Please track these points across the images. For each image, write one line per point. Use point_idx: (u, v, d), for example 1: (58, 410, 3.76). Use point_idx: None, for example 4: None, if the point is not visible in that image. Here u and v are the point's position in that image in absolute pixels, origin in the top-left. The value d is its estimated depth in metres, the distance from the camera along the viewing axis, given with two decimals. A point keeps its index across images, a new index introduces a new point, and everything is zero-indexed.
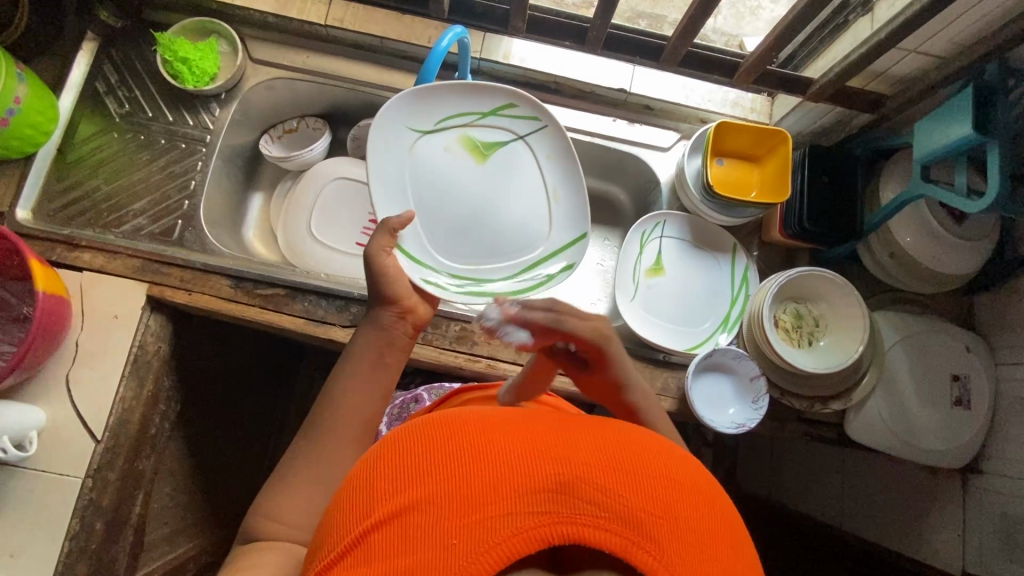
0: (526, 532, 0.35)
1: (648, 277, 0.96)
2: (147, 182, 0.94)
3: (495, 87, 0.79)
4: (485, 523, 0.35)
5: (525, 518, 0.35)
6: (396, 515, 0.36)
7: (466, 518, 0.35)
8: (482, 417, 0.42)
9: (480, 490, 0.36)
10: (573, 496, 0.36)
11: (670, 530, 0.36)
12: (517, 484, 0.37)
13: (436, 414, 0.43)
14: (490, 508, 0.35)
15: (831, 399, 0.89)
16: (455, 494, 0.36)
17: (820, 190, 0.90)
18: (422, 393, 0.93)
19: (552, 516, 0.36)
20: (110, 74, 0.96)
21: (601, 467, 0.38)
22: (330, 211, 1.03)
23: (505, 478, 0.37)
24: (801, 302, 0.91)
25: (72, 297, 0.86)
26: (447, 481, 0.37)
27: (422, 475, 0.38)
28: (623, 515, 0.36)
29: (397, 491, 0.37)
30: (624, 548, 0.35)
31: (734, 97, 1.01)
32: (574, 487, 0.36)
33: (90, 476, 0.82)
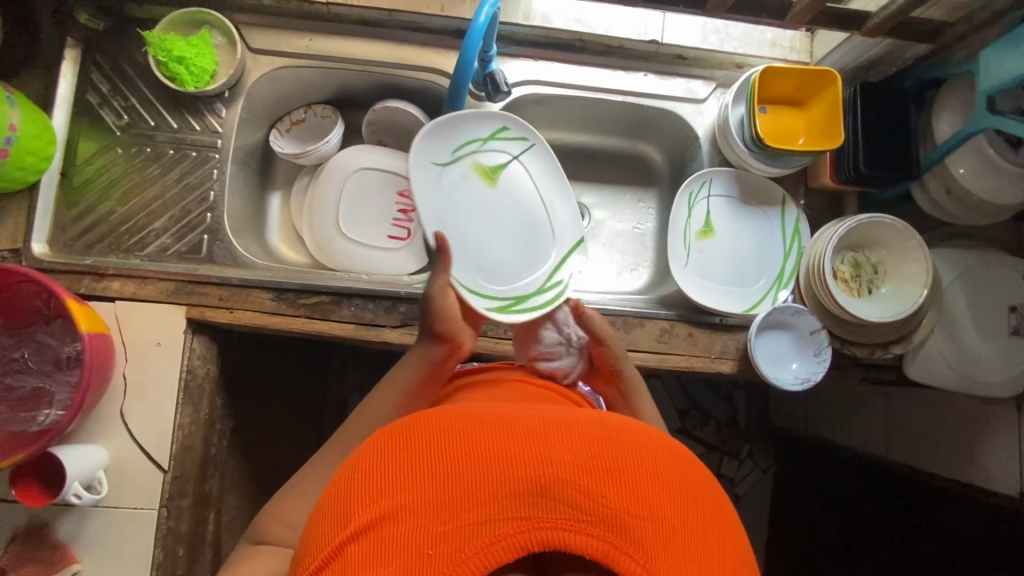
0: (503, 539, 0.42)
1: (697, 238, 0.93)
2: (163, 198, 0.88)
3: (488, 112, 0.84)
4: (467, 530, 0.42)
5: (502, 526, 0.42)
6: (377, 525, 0.43)
7: (445, 527, 0.42)
8: (459, 426, 0.49)
9: (465, 500, 0.43)
10: (549, 501, 0.43)
11: (642, 530, 0.43)
12: (498, 498, 0.43)
13: (426, 421, 0.50)
14: (468, 516, 0.42)
15: (891, 343, 0.88)
16: (436, 505, 0.43)
17: (873, 128, 0.87)
18: None
19: (529, 520, 0.42)
20: (101, 83, 0.88)
21: (576, 471, 0.45)
22: (355, 206, 0.98)
23: (489, 489, 0.44)
24: (858, 250, 0.88)
25: (112, 330, 0.82)
26: (430, 493, 0.44)
27: (407, 488, 0.44)
28: (595, 517, 0.43)
29: (378, 503, 0.44)
30: (596, 546, 0.42)
31: (771, 37, 0.94)
32: (548, 493, 0.43)
33: (165, 505, 0.81)
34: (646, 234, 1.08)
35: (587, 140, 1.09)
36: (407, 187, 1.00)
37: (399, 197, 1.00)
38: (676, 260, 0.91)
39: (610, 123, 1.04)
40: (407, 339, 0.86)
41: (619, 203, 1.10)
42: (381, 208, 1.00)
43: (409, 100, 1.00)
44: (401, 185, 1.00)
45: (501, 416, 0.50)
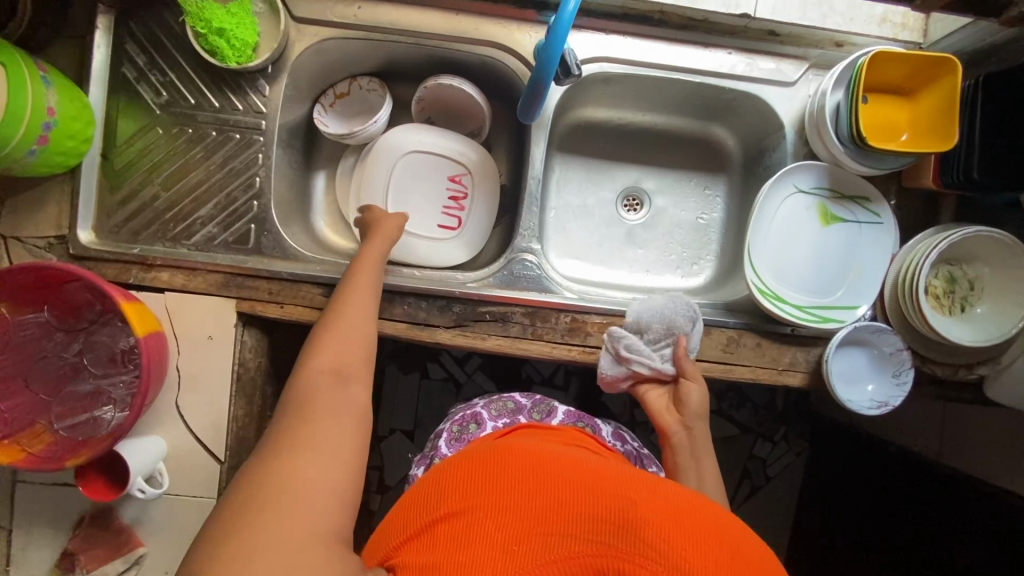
0: (578, 560, 0.44)
1: (824, 245, 0.85)
2: (207, 183, 0.83)
3: (871, 183, 0.82)
4: (548, 540, 0.45)
5: (581, 547, 0.44)
6: (465, 514, 0.47)
7: (528, 531, 0.46)
8: (551, 456, 0.53)
9: (549, 513, 0.46)
10: (629, 535, 0.45)
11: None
12: (579, 521, 0.46)
13: (522, 443, 0.55)
14: (551, 528, 0.46)
15: (976, 364, 0.83)
16: (523, 511, 0.47)
17: (994, 125, 0.76)
18: (483, 411, 0.82)
19: (606, 550, 0.44)
20: (137, 55, 0.82)
21: (658, 515, 0.46)
22: (404, 191, 0.92)
23: (572, 511, 0.47)
24: (954, 264, 0.80)
25: (163, 322, 0.80)
26: (518, 499, 0.48)
27: (497, 490, 0.49)
28: (672, 557, 0.43)
29: (469, 497, 0.49)
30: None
31: (880, 11, 0.82)
32: (629, 528, 0.45)
33: (223, 494, 0.83)
34: (711, 226, 1.00)
35: (651, 120, 1.00)
36: (459, 171, 0.94)
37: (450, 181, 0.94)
38: (754, 264, 0.83)
39: (681, 102, 0.94)
40: (462, 341, 0.83)
41: (683, 191, 1.01)
42: (431, 193, 0.94)
43: (463, 76, 0.91)
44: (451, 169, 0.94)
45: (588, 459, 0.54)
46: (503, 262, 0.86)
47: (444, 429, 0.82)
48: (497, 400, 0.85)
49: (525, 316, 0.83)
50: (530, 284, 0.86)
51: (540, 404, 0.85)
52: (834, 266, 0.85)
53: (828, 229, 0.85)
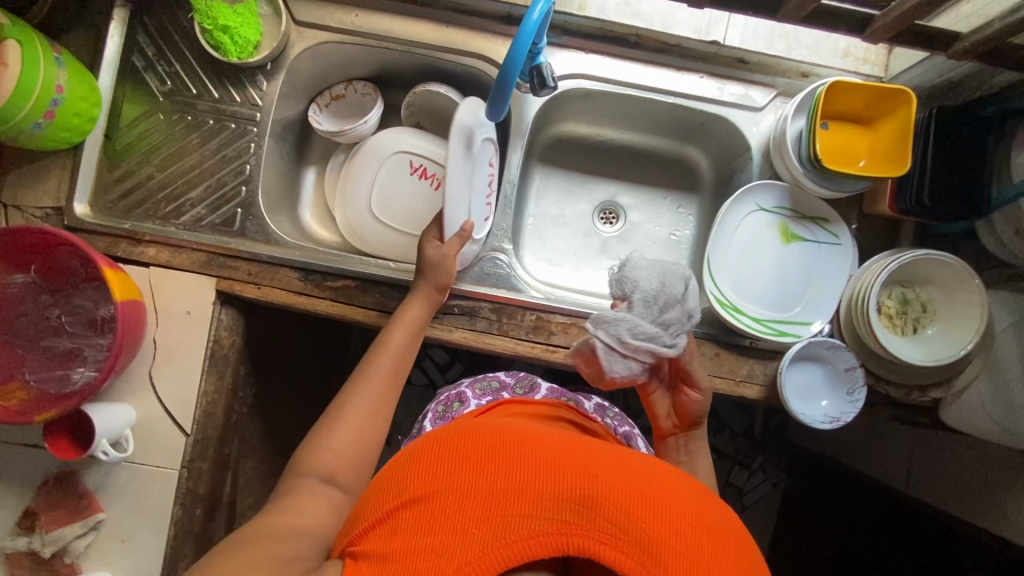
0: (542, 537, 0.46)
1: (784, 262, 0.88)
2: (200, 168, 0.88)
3: (828, 205, 0.86)
4: (512, 521, 0.46)
5: (541, 526, 0.47)
6: (428, 500, 0.48)
7: (489, 515, 0.47)
8: (513, 435, 0.54)
9: (511, 495, 0.48)
10: (584, 514, 0.47)
11: (664, 552, 0.46)
12: (542, 501, 0.48)
13: (485, 423, 0.56)
14: (512, 509, 0.47)
15: (930, 387, 0.85)
16: (485, 496, 0.48)
17: (945, 156, 0.80)
18: (467, 390, 0.85)
19: (569, 525, 0.47)
20: (147, 47, 0.88)
21: (618, 492, 0.49)
22: (389, 189, 0.97)
23: (535, 491, 0.48)
24: (908, 286, 0.83)
25: (145, 295, 0.84)
26: (480, 485, 0.49)
27: (460, 477, 0.49)
28: (623, 535, 0.46)
29: (433, 481, 0.50)
30: (620, 560, 0.46)
31: (844, 46, 0.87)
32: (586, 508, 0.47)
33: (185, 467, 0.85)
34: (683, 242, 1.04)
35: (631, 138, 1.04)
36: (441, 173, 0.98)
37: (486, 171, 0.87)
38: (713, 275, 0.87)
39: (658, 122, 0.99)
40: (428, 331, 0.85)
41: (658, 207, 1.05)
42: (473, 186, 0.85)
43: (451, 85, 0.96)
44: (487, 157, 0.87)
45: (549, 435, 0.56)
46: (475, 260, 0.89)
47: (430, 407, 0.85)
48: (483, 380, 0.87)
49: (491, 311, 0.86)
50: (499, 282, 0.89)
51: (525, 381, 0.88)
52: (793, 283, 0.88)
53: (788, 246, 0.88)
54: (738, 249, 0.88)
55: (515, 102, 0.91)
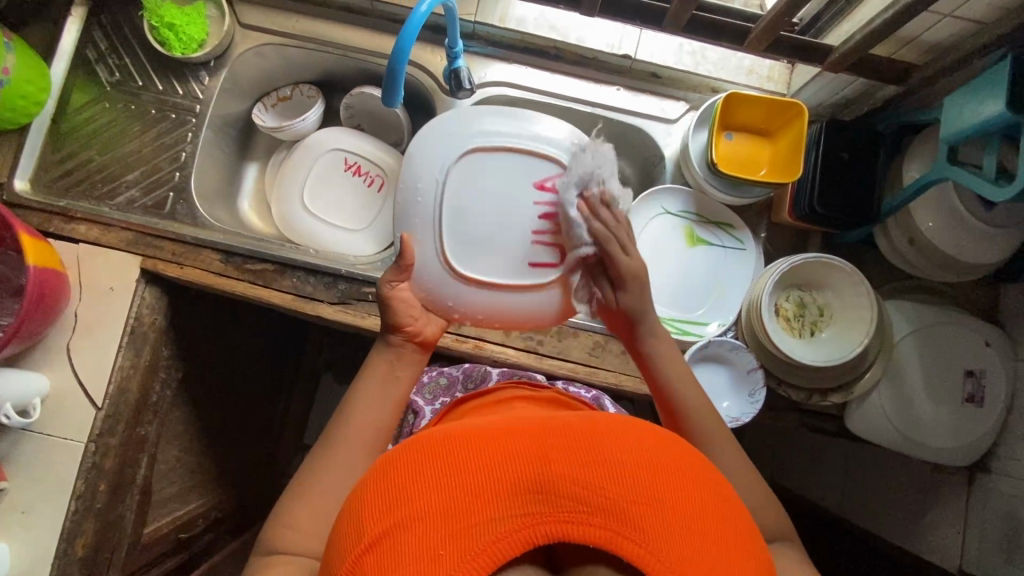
0: (514, 534, 0.37)
1: (692, 264, 0.91)
2: (140, 153, 0.94)
3: (731, 210, 0.90)
4: (477, 529, 0.37)
5: (509, 522, 0.37)
6: (383, 537, 0.37)
7: (451, 529, 0.37)
8: (464, 429, 0.44)
9: (470, 499, 0.38)
10: (553, 496, 0.38)
11: (648, 516, 0.38)
12: (503, 492, 0.38)
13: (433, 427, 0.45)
14: (476, 516, 0.37)
15: (831, 391, 0.85)
16: (440, 507, 0.38)
17: (838, 167, 0.85)
18: (418, 399, 0.86)
19: (539, 514, 0.38)
20: (100, 41, 0.95)
21: (588, 464, 0.40)
22: (323, 184, 1.02)
23: (494, 484, 0.39)
24: (806, 290, 0.86)
25: (70, 269, 0.87)
26: (435, 497, 0.38)
27: (411, 496, 0.39)
28: (600, 508, 0.38)
29: (383, 513, 0.39)
30: (601, 536, 0.37)
31: (749, 64, 0.93)
32: (553, 487, 0.38)
33: (92, 440, 0.85)
34: None
35: None
36: (374, 171, 1.03)
37: (538, 194, 0.58)
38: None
39: None
40: (341, 316, 0.88)
41: None
42: (505, 211, 0.58)
43: None
44: (542, 173, 0.58)
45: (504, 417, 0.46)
46: (393, 250, 0.95)
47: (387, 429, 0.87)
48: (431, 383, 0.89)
49: None
50: None
51: (476, 374, 0.88)
52: (699, 285, 0.90)
53: (695, 249, 0.91)
54: (647, 250, 0.91)
55: (442, 105, 0.95)
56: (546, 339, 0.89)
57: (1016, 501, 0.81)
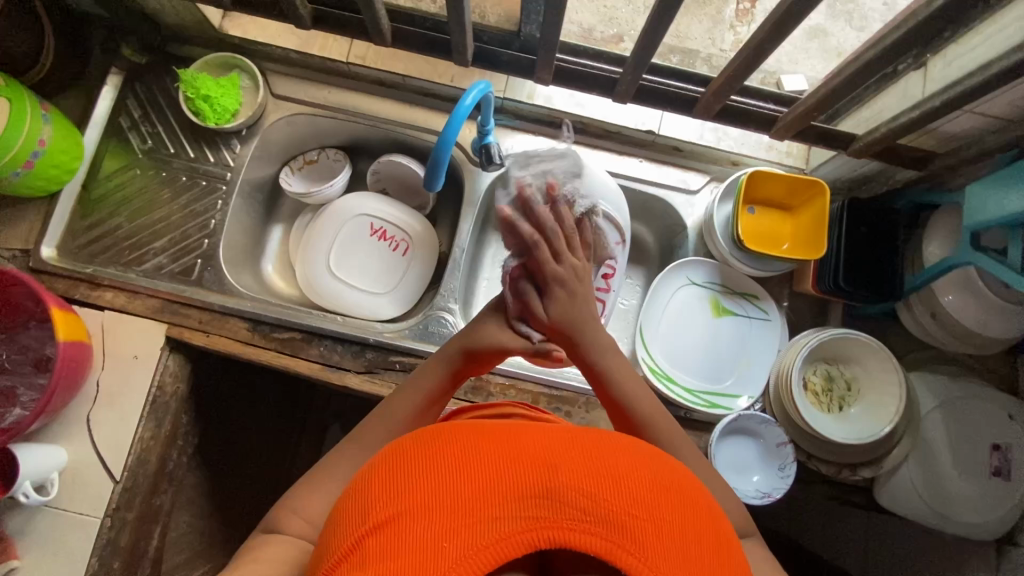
0: (514, 536, 0.36)
1: (717, 334, 0.92)
2: (168, 220, 0.94)
3: (755, 282, 0.92)
4: (478, 526, 0.36)
5: (514, 523, 0.36)
6: (391, 524, 0.37)
7: (457, 522, 0.36)
8: (471, 433, 0.44)
9: (475, 497, 0.38)
10: (557, 501, 0.37)
11: (648, 532, 0.37)
12: (505, 493, 0.38)
13: (439, 430, 0.45)
14: (480, 513, 0.37)
15: (861, 466, 0.85)
16: (447, 501, 0.38)
17: (858, 243, 0.87)
18: None
19: (540, 520, 0.37)
20: (134, 109, 0.96)
21: (588, 473, 0.39)
22: (349, 248, 1.02)
23: (498, 486, 0.38)
24: (833, 364, 0.87)
25: (94, 338, 0.87)
26: (445, 492, 0.38)
27: (421, 489, 0.39)
28: (604, 519, 0.37)
29: (391, 503, 0.39)
30: (603, 547, 0.36)
31: (768, 140, 0.96)
32: (557, 493, 0.37)
33: (109, 515, 0.83)
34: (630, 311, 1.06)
35: None
36: (400, 235, 1.04)
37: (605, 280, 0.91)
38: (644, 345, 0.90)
39: None
40: (368, 386, 0.87)
41: None
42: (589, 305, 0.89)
43: (414, 157, 1.04)
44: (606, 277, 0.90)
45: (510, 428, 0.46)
46: (420, 317, 0.94)
47: None
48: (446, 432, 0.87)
49: None
50: (442, 341, 0.92)
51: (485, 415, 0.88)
52: (725, 355, 0.91)
53: (719, 319, 0.92)
54: (671, 320, 0.92)
55: (469, 175, 0.97)
56: (574, 411, 0.88)
57: None
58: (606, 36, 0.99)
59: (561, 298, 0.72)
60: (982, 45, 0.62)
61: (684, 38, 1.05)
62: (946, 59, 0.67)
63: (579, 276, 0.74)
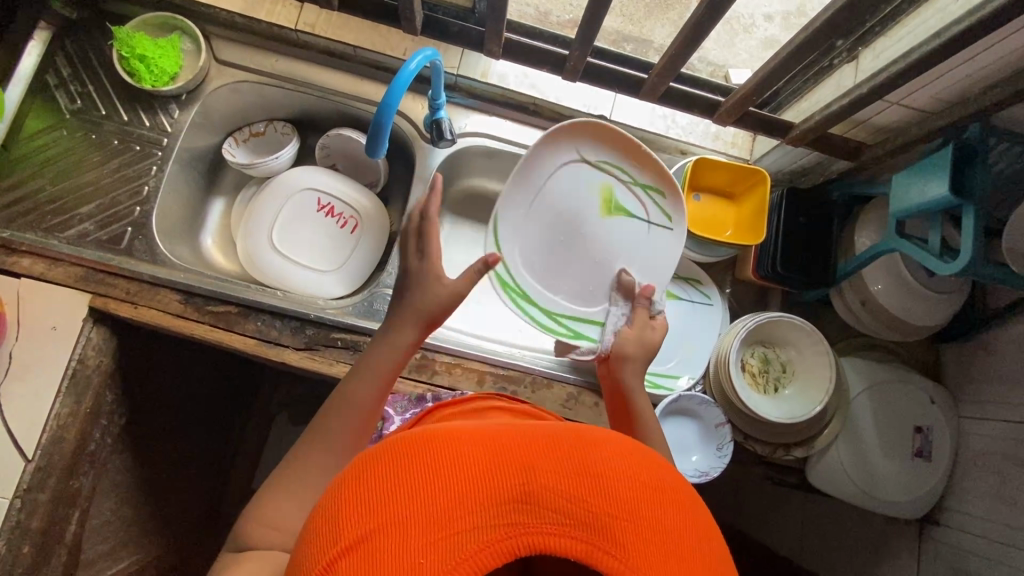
0: (493, 544, 0.35)
1: (664, 316, 0.93)
2: (97, 185, 0.89)
3: (698, 267, 0.94)
4: (456, 538, 0.35)
5: (491, 531, 0.35)
6: (365, 542, 0.35)
7: (433, 536, 0.35)
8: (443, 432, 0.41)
9: (450, 504, 0.36)
10: (536, 507, 0.36)
11: (627, 531, 0.36)
12: (482, 499, 0.36)
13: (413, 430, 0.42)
14: (457, 523, 0.35)
15: (793, 446, 0.89)
16: (422, 513, 0.35)
17: (795, 230, 0.91)
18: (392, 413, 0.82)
19: (517, 526, 0.36)
20: (64, 67, 0.92)
21: (565, 475, 0.38)
22: (293, 222, 0.99)
23: (474, 491, 0.37)
24: (769, 347, 0.90)
25: (8, 307, 0.81)
26: (417, 504, 0.36)
27: (394, 498, 0.37)
28: (582, 522, 0.36)
29: (366, 516, 0.36)
30: (582, 549, 0.36)
31: (715, 130, 0.99)
32: (535, 497, 0.37)
33: (19, 496, 0.77)
34: None
35: None
36: (348, 212, 1.01)
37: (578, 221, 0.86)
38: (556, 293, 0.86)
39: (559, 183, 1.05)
40: (308, 363, 0.84)
41: None
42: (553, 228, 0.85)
43: (365, 131, 1.01)
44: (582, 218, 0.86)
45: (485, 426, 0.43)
46: (365, 294, 0.92)
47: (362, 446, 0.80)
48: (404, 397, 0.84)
49: None
50: (387, 319, 0.90)
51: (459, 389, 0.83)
52: (670, 337, 0.93)
53: (665, 302, 0.94)
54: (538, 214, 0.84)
55: (421, 152, 0.96)
56: (519, 390, 0.87)
57: (964, 555, 0.84)
58: (562, 19, 1.00)
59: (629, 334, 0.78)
60: (905, 37, 0.65)
61: (638, 30, 1.07)
62: (875, 51, 0.70)
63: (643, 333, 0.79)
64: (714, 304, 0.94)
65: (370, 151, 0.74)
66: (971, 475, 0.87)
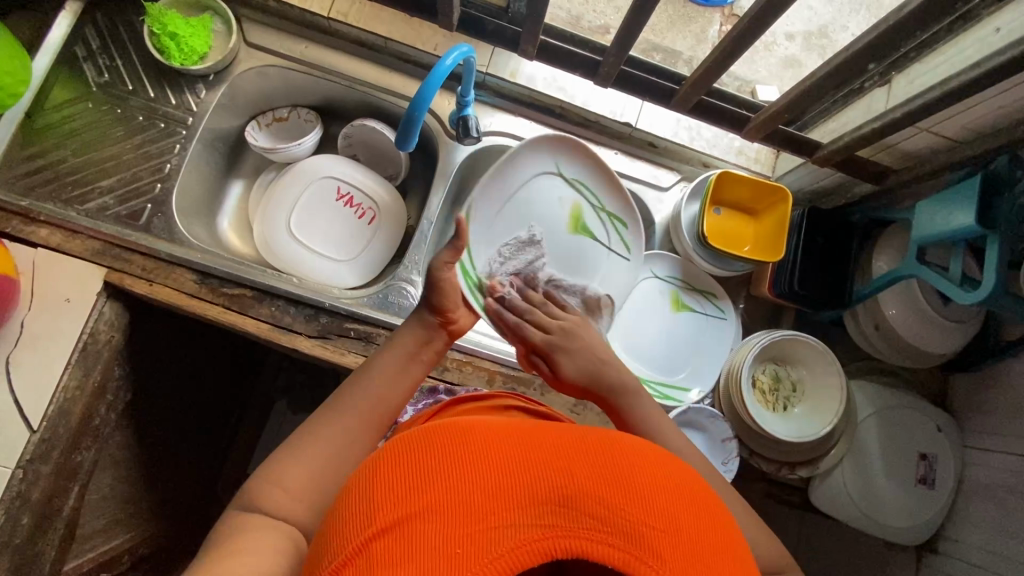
0: (530, 544, 0.34)
1: (679, 327, 0.94)
2: (119, 159, 0.89)
3: (714, 281, 0.94)
4: (493, 533, 0.34)
5: (529, 531, 0.35)
6: (400, 525, 0.35)
7: (471, 528, 0.34)
8: (480, 428, 0.41)
9: (488, 499, 0.36)
10: (574, 511, 0.36)
11: (664, 543, 0.36)
12: (521, 498, 0.36)
13: (450, 422, 0.43)
14: (495, 518, 0.35)
15: (798, 466, 0.88)
16: (459, 504, 0.35)
17: (814, 250, 0.91)
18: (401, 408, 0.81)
19: (554, 528, 0.35)
20: (92, 39, 0.92)
21: (603, 481, 0.38)
22: (312, 210, 0.99)
23: (512, 489, 0.36)
24: (781, 365, 0.90)
25: (23, 275, 0.80)
26: (455, 495, 0.36)
27: (433, 486, 0.36)
28: (621, 530, 0.35)
29: (403, 499, 0.36)
30: (619, 557, 0.35)
31: (738, 145, 0.99)
32: (574, 500, 0.36)
33: (21, 467, 0.76)
34: None
35: None
36: (367, 203, 1.01)
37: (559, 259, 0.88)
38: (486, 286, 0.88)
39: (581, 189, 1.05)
40: (319, 352, 0.84)
41: None
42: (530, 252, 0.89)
43: (389, 124, 1.01)
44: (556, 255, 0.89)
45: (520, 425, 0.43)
46: (380, 287, 0.91)
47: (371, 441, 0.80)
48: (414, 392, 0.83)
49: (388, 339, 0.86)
50: (401, 312, 0.90)
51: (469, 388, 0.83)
52: (683, 349, 0.93)
53: (680, 314, 0.94)
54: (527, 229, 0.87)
55: (444, 148, 0.96)
56: (528, 391, 0.86)
57: None
58: (593, 25, 1.00)
59: (577, 361, 0.71)
60: (942, 65, 0.66)
61: (664, 40, 1.07)
62: (909, 77, 0.70)
63: (569, 332, 0.74)
64: (729, 319, 0.94)
65: (398, 145, 0.74)
66: (974, 506, 0.87)
